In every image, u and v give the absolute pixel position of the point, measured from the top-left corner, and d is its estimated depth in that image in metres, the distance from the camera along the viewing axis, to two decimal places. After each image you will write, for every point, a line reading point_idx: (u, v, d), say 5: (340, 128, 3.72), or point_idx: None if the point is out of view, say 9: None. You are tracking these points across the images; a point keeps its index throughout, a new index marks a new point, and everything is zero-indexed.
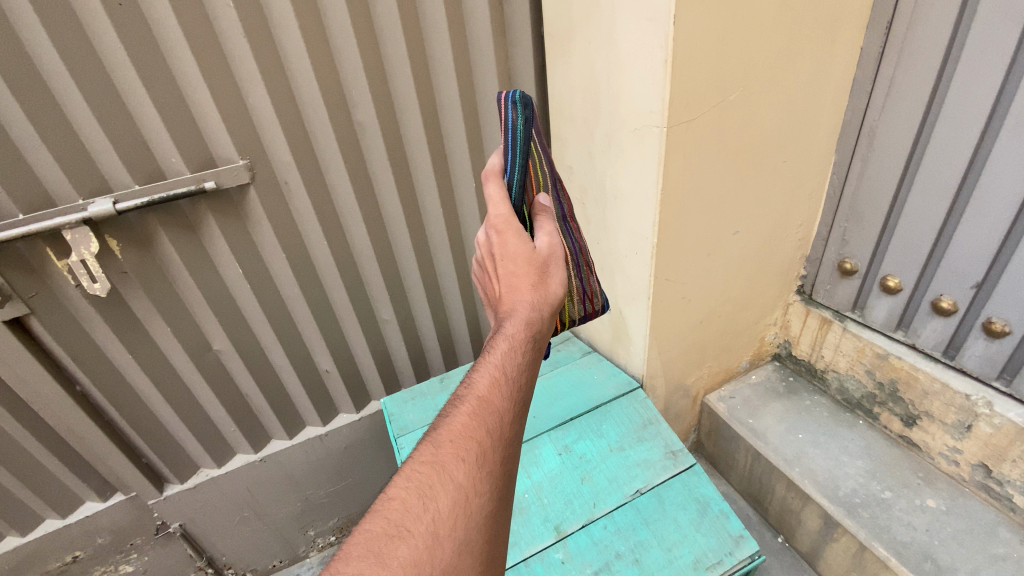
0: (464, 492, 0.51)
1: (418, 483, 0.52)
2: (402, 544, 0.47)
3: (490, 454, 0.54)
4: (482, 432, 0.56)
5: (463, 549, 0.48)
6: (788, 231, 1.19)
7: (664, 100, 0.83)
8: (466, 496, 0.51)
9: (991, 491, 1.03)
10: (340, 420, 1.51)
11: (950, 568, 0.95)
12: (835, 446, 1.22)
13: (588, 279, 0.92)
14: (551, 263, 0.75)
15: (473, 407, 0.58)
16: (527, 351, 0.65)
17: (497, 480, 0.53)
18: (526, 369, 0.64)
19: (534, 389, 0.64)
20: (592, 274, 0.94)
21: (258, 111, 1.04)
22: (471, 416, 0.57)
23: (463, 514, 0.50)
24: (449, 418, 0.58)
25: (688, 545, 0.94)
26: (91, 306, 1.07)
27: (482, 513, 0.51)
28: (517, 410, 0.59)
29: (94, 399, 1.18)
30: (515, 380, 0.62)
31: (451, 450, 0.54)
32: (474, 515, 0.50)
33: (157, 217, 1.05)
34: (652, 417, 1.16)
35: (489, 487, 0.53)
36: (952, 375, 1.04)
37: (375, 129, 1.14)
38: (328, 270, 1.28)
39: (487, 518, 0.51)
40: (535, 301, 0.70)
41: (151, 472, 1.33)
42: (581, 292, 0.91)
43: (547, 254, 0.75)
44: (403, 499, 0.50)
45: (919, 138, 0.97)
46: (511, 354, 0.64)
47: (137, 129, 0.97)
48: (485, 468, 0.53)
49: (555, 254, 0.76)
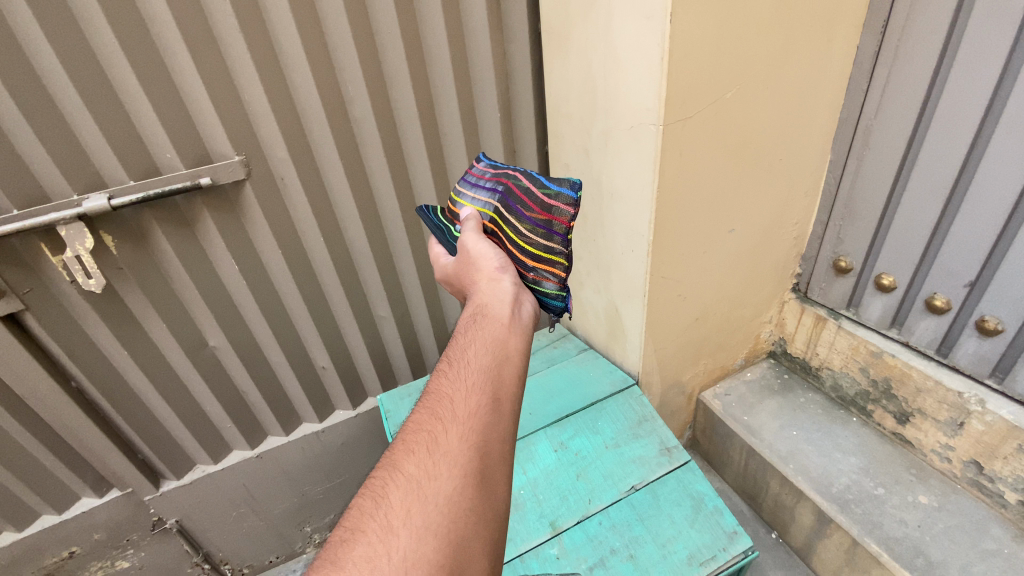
0: (417, 480, 0.52)
1: (375, 486, 0.53)
2: (358, 543, 0.48)
3: (443, 439, 0.56)
4: (432, 424, 0.58)
5: (421, 533, 0.48)
6: (782, 229, 1.19)
7: (660, 97, 0.83)
8: (418, 483, 0.52)
9: (983, 487, 1.04)
10: (337, 416, 1.51)
11: (941, 563, 0.97)
12: (829, 443, 1.23)
13: (530, 208, 0.84)
14: (469, 253, 0.87)
15: (425, 408, 0.61)
16: (477, 341, 0.69)
17: (454, 460, 0.54)
18: (478, 355, 0.66)
19: (493, 368, 0.65)
20: (533, 198, 0.85)
21: (254, 107, 1.04)
22: (422, 415, 0.60)
23: (417, 499, 0.50)
24: (407, 424, 0.60)
25: (683, 541, 0.95)
26: (87, 302, 1.07)
27: (440, 494, 0.51)
28: (470, 395, 0.61)
29: (91, 395, 1.18)
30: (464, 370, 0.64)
31: (404, 448, 0.56)
32: (431, 498, 0.51)
33: (153, 213, 1.05)
34: (648, 413, 1.16)
35: (445, 469, 0.53)
36: (945, 372, 1.05)
37: (372, 126, 1.14)
38: (325, 267, 1.28)
39: (447, 499, 0.51)
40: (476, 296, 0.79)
41: (147, 468, 1.33)
42: (532, 221, 0.83)
43: (464, 249, 0.88)
44: (360, 503, 0.52)
45: (914, 138, 0.97)
46: (460, 351, 0.68)
47: (132, 125, 0.97)
48: (438, 453, 0.54)
49: (468, 242, 0.88)
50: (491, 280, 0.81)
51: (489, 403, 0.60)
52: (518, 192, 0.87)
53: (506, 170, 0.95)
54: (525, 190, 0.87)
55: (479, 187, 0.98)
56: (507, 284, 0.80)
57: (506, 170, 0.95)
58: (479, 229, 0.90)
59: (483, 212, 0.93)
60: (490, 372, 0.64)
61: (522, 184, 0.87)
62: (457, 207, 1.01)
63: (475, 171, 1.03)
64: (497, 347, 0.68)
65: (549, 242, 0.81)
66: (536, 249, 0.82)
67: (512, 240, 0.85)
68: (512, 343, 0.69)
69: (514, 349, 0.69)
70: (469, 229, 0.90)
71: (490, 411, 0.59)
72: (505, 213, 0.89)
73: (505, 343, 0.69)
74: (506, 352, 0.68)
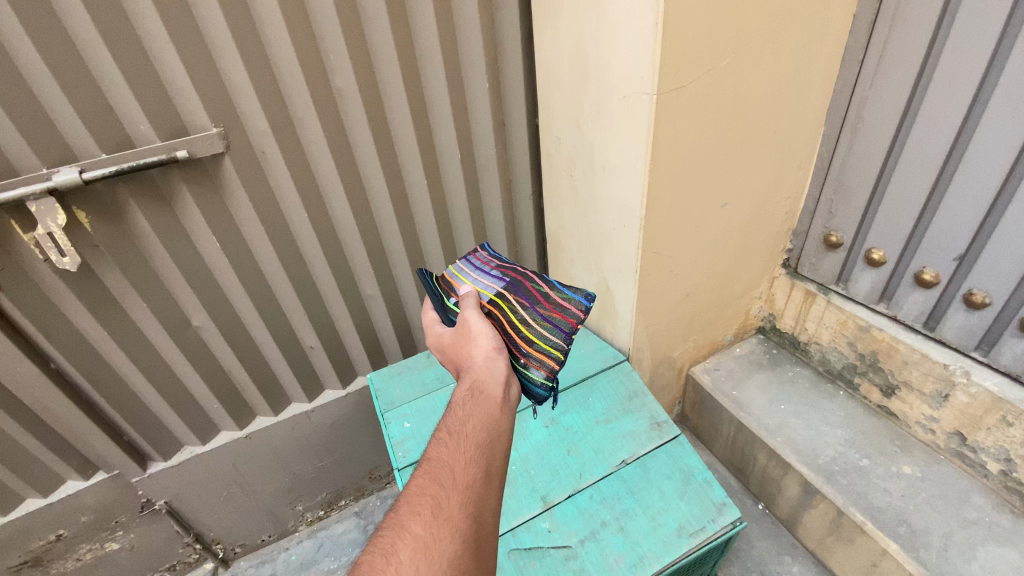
0: (423, 541, 0.55)
1: (381, 543, 0.55)
2: None
3: (446, 504, 0.59)
4: (437, 487, 0.61)
5: None
6: (775, 204, 1.18)
7: (654, 66, 0.80)
8: (425, 544, 0.54)
9: (965, 457, 1.06)
10: (326, 396, 1.49)
11: (923, 531, 0.99)
12: (816, 416, 1.24)
13: (543, 303, 0.89)
14: (469, 329, 0.86)
15: (427, 469, 0.63)
16: (476, 410, 0.72)
17: (457, 525, 0.57)
18: (476, 423, 0.69)
19: (491, 437, 0.68)
20: (548, 297, 0.90)
21: (231, 76, 0.99)
22: (425, 476, 0.62)
23: (424, 560, 0.53)
24: (409, 482, 0.63)
25: (673, 514, 0.97)
26: (62, 280, 1.03)
27: (444, 557, 0.54)
28: (468, 462, 0.64)
29: (71, 376, 1.15)
30: (465, 436, 0.67)
31: (410, 508, 0.59)
32: (437, 560, 0.54)
33: (127, 187, 1.00)
34: (638, 388, 1.15)
35: (448, 533, 0.56)
36: (931, 345, 1.06)
37: (356, 97, 1.10)
38: (310, 244, 1.25)
39: (450, 562, 0.54)
40: (472, 364, 0.81)
41: (133, 450, 1.31)
42: (542, 313, 0.88)
43: (462, 324, 0.88)
44: (367, 560, 0.54)
45: (909, 110, 0.96)
46: (460, 416, 0.71)
47: (101, 93, 0.91)
48: (442, 516, 0.58)
49: (467, 318, 0.88)
50: (489, 358, 0.81)
51: (485, 472, 0.64)
52: (529, 288, 0.92)
53: (512, 266, 0.99)
54: (537, 288, 0.92)
55: (482, 272, 1.00)
56: (503, 364, 0.81)
57: (514, 265, 0.99)
58: (479, 309, 0.90)
59: (484, 291, 0.94)
60: (488, 442, 0.68)
61: (536, 285, 0.93)
62: (452, 283, 1.01)
63: (476, 256, 1.05)
64: (493, 418, 0.71)
65: (553, 337, 0.85)
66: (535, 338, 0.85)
67: (513, 323, 0.87)
68: (506, 418, 0.72)
69: (507, 422, 0.73)
70: (470, 305, 0.89)
71: (487, 480, 0.63)
72: (509, 299, 0.91)
73: (501, 414, 0.72)
74: (501, 424, 0.71)
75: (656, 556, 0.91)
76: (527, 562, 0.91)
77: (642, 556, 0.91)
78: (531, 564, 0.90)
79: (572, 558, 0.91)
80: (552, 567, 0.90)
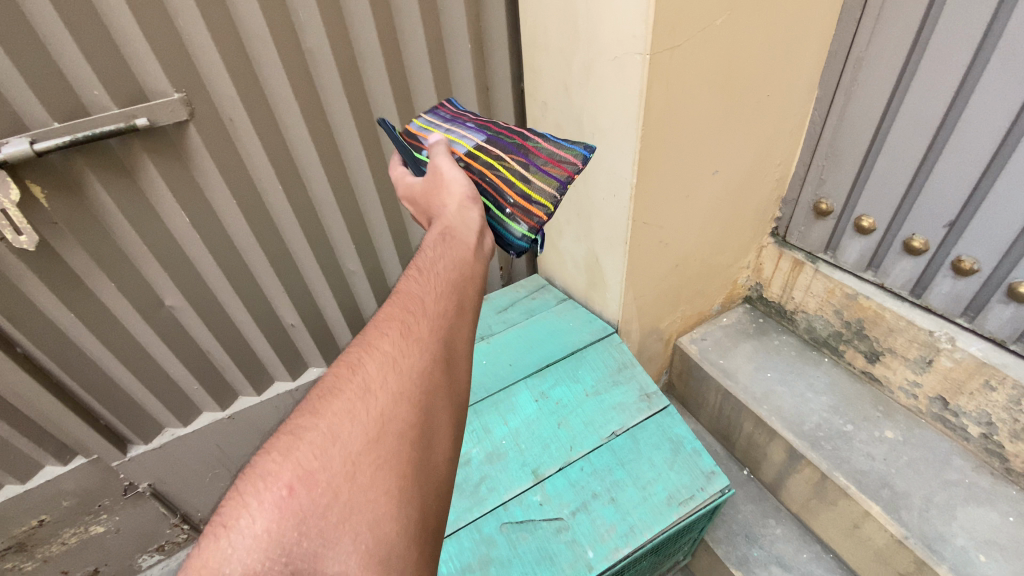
0: (391, 357, 0.54)
1: (349, 359, 0.55)
2: (334, 401, 0.50)
3: (413, 328, 0.57)
4: (404, 314, 0.59)
5: (395, 397, 0.51)
6: (766, 171, 1.16)
7: (648, 23, 0.75)
8: (392, 360, 0.53)
9: (946, 421, 1.09)
10: (310, 373, 1.47)
11: (905, 493, 1.02)
12: (801, 383, 1.25)
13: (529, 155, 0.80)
14: (440, 176, 0.79)
15: (396, 302, 0.61)
16: (446, 250, 0.68)
17: (425, 345, 0.56)
18: (447, 266, 0.66)
19: (462, 276, 0.65)
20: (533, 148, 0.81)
21: (191, 37, 0.91)
22: (393, 307, 0.60)
23: (392, 373, 0.52)
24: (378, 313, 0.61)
25: (663, 484, 0.97)
26: (21, 260, 0.97)
27: (411, 370, 0.53)
28: (438, 296, 0.62)
29: (39, 361, 1.09)
30: (435, 274, 0.64)
31: (377, 331, 0.57)
32: (404, 373, 0.53)
33: (85, 158, 0.93)
34: (628, 360, 1.13)
35: (416, 353, 0.55)
36: (917, 313, 1.07)
37: (330, 61, 1.03)
38: (287, 218, 1.19)
39: (419, 373, 0.53)
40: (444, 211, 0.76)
41: (111, 434, 1.27)
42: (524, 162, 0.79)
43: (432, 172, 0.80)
44: (334, 374, 0.54)
45: (905, 72, 0.93)
46: (430, 256, 0.67)
47: (48, 55, 0.84)
48: (410, 337, 0.56)
49: (438, 165, 0.80)
50: (461, 207, 0.74)
51: (455, 306, 0.62)
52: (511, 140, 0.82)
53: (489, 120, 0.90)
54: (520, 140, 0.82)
55: (456, 123, 0.90)
56: (477, 213, 0.75)
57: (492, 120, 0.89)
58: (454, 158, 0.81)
59: (458, 143, 0.85)
60: (458, 279, 0.65)
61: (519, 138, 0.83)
62: (417, 133, 0.91)
63: (444, 108, 0.96)
64: (463, 260, 0.68)
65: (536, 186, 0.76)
66: (517, 180, 0.78)
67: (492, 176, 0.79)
68: (478, 264, 0.69)
69: (479, 269, 0.69)
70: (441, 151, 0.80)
71: (457, 314, 0.61)
72: (487, 149, 0.82)
73: (472, 255, 0.69)
74: (472, 267, 0.68)
75: (646, 525, 0.92)
76: (520, 535, 0.91)
77: (633, 526, 0.93)
78: (523, 537, 0.91)
79: (564, 530, 0.92)
80: (545, 539, 0.91)
